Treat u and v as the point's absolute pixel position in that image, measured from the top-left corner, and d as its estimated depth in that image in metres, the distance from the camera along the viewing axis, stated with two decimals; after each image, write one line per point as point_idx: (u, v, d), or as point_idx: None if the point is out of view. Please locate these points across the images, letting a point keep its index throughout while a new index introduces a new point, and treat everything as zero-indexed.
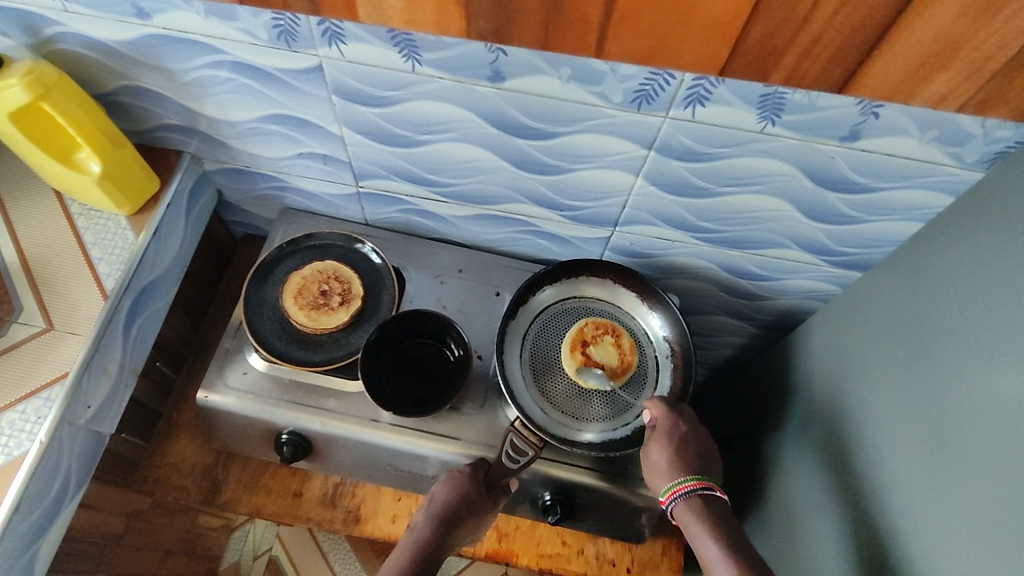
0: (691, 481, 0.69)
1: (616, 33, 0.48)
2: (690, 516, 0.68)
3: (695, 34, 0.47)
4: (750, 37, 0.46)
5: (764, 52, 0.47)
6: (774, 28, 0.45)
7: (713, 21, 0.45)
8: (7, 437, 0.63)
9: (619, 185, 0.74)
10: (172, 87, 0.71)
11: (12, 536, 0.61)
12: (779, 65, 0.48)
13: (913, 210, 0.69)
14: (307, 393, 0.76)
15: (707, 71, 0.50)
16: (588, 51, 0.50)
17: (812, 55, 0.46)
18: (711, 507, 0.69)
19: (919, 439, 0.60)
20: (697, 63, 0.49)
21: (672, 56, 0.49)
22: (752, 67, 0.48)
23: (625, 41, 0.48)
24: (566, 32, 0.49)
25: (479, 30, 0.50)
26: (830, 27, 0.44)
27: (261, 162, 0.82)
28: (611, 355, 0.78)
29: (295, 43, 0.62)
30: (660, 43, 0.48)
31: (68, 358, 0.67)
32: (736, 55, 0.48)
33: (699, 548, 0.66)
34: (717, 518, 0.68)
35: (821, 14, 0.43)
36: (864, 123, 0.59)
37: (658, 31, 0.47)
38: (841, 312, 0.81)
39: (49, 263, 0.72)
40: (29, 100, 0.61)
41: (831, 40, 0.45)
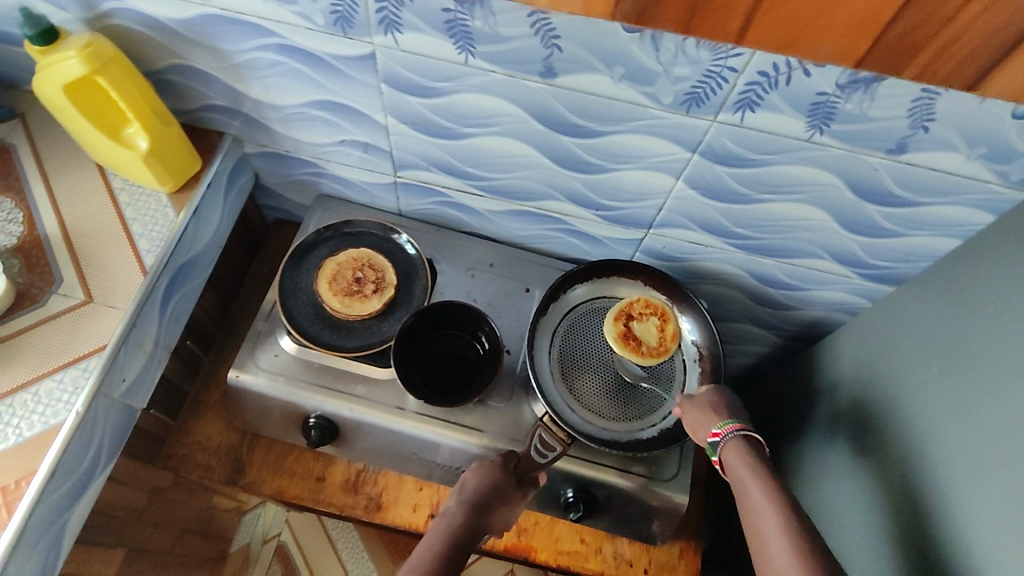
0: (731, 424, 0.70)
1: (757, 21, 0.49)
2: (739, 456, 0.67)
3: (839, 28, 0.47)
4: (889, 36, 0.47)
5: (902, 48, 0.48)
6: (917, 26, 0.46)
7: (857, 15, 0.46)
8: (45, 406, 0.64)
9: (658, 187, 0.74)
10: (222, 68, 0.72)
11: (45, 505, 0.61)
12: (913, 62, 0.49)
13: (952, 226, 0.69)
14: (337, 377, 0.77)
15: (843, 64, 0.51)
16: (727, 38, 0.51)
17: (948, 54, 0.48)
18: (759, 452, 0.68)
19: (954, 455, 0.61)
20: (835, 56, 0.50)
21: (810, 50, 0.50)
22: (887, 64, 0.50)
23: (763, 33, 0.50)
24: (710, 13, 0.49)
25: (624, 11, 0.51)
26: (971, 27, 0.45)
27: (301, 147, 0.83)
28: (652, 335, 0.76)
29: (351, 29, 0.62)
30: (795, 33, 0.49)
31: (107, 329, 0.68)
32: (874, 50, 0.49)
33: (744, 485, 0.65)
34: (764, 463, 0.66)
35: (965, 15, 0.45)
36: (913, 136, 0.59)
37: (798, 23, 0.48)
38: (871, 325, 0.81)
39: (89, 236, 0.73)
40: (84, 73, 0.62)
41: (969, 41, 0.47)
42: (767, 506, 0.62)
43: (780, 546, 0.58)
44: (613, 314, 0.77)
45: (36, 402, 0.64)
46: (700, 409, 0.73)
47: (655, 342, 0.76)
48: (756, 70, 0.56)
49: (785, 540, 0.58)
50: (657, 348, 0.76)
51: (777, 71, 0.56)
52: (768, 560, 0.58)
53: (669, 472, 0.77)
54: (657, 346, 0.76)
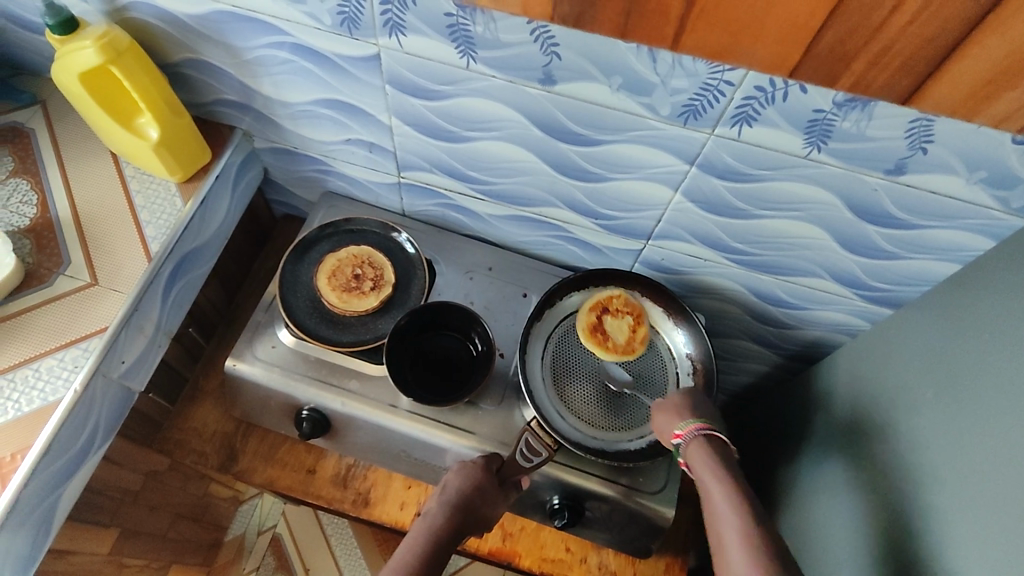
0: (692, 424, 0.69)
1: (691, 26, 0.52)
2: (702, 457, 0.67)
3: (770, 34, 0.50)
4: (822, 42, 0.50)
5: (836, 57, 0.51)
6: (847, 34, 0.48)
7: (788, 23, 0.49)
8: (45, 382, 0.66)
9: (656, 198, 0.74)
10: (235, 64, 0.74)
11: (40, 478, 0.63)
12: (848, 70, 0.51)
13: (953, 250, 0.69)
14: (331, 371, 0.78)
15: (774, 71, 0.54)
16: (663, 42, 0.54)
17: (882, 63, 0.50)
18: (719, 451, 0.68)
19: (944, 482, 0.60)
20: (765, 63, 0.53)
21: (741, 55, 0.53)
22: (822, 73, 0.52)
23: (696, 36, 0.52)
24: (644, 18, 0.52)
25: (563, 12, 0.54)
26: (902, 37, 0.48)
27: (309, 144, 0.84)
28: (620, 332, 0.79)
29: (357, 30, 0.64)
30: (730, 39, 0.52)
31: (108, 312, 0.70)
32: (807, 58, 0.51)
33: (706, 488, 0.65)
34: (725, 464, 0.66)
35: (895, 22, 0.47)
36: (912, 157, 0.59)
37: (729, 29, 0.51)
38: (869, 348, 0.80)
39: (99, 221, 0.75)
40: (99, 62, 0.64)
41: (902, 50, 0.49)
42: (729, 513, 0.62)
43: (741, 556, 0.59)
44: (590, 308, 0.81)
45: (37, 378, 0.66)
46: (665, 412, 0.72)
47: (622, 340, 0.79)
48: (753, 84, 0.56)
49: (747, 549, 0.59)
50: (622, 348, 0.79)
51: (774, 86, 0.56)
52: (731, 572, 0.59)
53: (656, 485, 0.77)
54: (623, 345, 0.79)
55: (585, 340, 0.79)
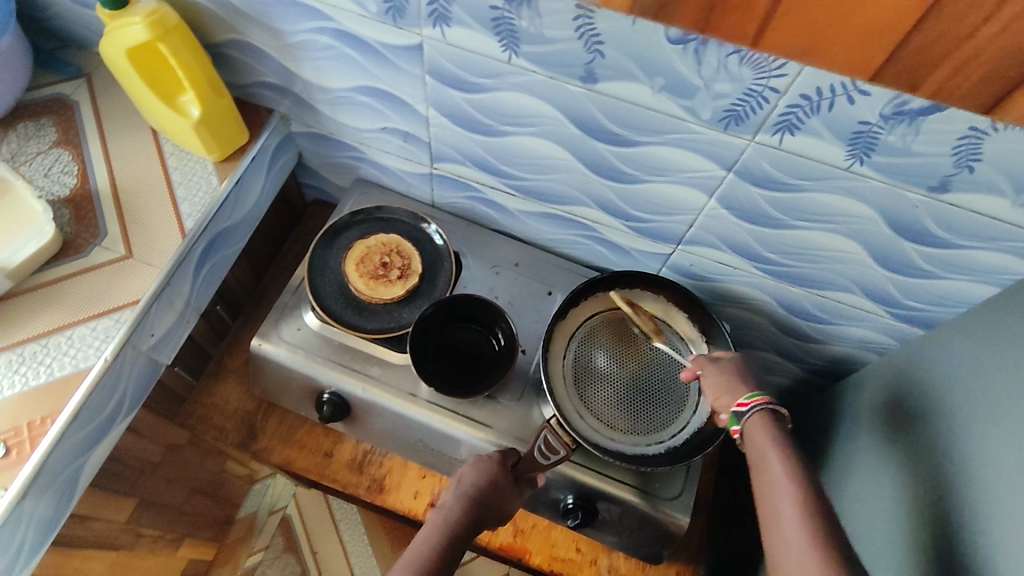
0: (759, 396, 0.64)
1: (775, 24, 0.43)
2: (763, 431, 0.61)
3: (851, 38, 0.43)
4: (909, 46, 0.42)
5: (919, 63, 0.43)
6: (932, 40, 0.41)
7: (875, 23, 0.42)
8: (77, 349, 0.67)
9: (690, 203, 0.74)
10: (277, 47, 0.74)
11: (68, 443, 0.65)
12: (931, 78, 0.44)
13: (991, 273, 0.67)
14: (355, 357, 0.78)
15: (855, 75, 0.46)
16: (743, 41, 0.46)
17: (965, 73, 0.43)
18: (785, 430, 0.62)
19: (968, 511, 0.58)
20: (844, 65, 0.45)
21: (820, 58, 0.45)
22: (903, 78, 0.45)
23: (780, 35, 0.44)
24: (731, 17, 0.44)
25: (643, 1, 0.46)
26: (990, 47, 0.41)
27: (345, 130, 0.85)
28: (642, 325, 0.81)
29: (401, 19, 0.64)
30: (804, 38, 0.44)
31: (142, 285, 0.71)
32: (889, 63, 0.44)
33: (762, 459, 0.59)
34: (789, 441, 0.60)
35: (987, 31, 0.40)
36: (958, 175, 0.58)
37: (813, 29, 0.43)
38: (897, 367, 0.79)
39: (136, 195, 0.76)
40: (147, 38, 0.65)
41: (990, 59, 0.42)
42: (787, 488, 0.56)
43: (794, 530, 0.52)
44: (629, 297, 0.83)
45: (70, 345, 0.67)
46: (720, 375, 0.68)
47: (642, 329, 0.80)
48: (799, 92, 0.56)
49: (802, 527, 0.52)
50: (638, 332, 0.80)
51: (821, 95, 0.55)
52: (779, 545, 0.52)
53: (673, 491, 0.76)
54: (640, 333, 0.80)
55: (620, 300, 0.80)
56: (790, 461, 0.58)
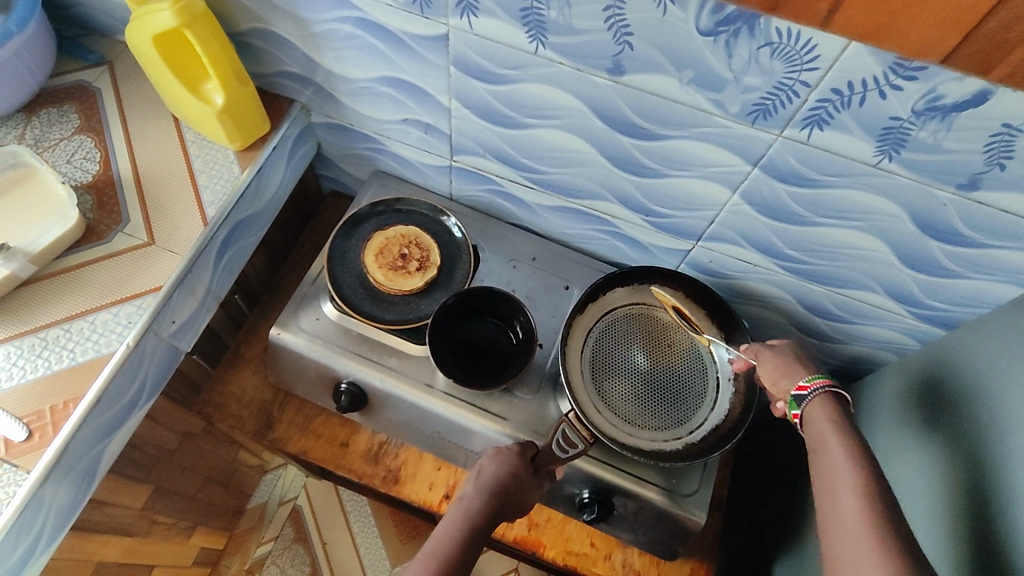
0: (821, 378, 0.64)
1: (846, 5, 0.47)
2: (822, 416, 0.61)
3: (931, 13, 0.46)
4: (988, 26, 0.45)
5: (996, 44, 0.46)
6: (1016, 19, 0.44)
7: (955, 2, 0.44)
8: (99, 334, 0.67)
9: (712, 199, 0.73)
10: (301, 36, 0.74)
11: (90, 427, 0.65)
12: (1006, 60, 0.47)
13: (1017, 273, 0.66)
14: (373, 348, 0.78)
15: (925, 58, 0.49)
16: (811, 21, 0.50)
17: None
18: (847, 415, 0.61)
19: (993, 513, 0.58)
20: (918, 47, 0.48)
21: (892, 36, 0.48)
22: (976, 59, 0.48)
23: (851, 15, 0.48)
24: None
25: None
26: None
27: (365, 121, 0.85)
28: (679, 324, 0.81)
29: (428, 9, 0.64)
30: (889, 13, 0.47)
31: (164, 272, 0.71)
32: (965, 44, 0.47)
33: (820, 436, 0.59)
34: (849, 424, 0.60)
35: None
36: (988, 173, 0.57)
37: (891, 4, 0.46)
38: (918, 367, 0.78)
39: (158, 182, 0.76)
40: (174, 25, 0.65)
41: None
42: (846, 463, 0.55)
43: (853, 507, 0.52)
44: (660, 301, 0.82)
45: (92, 331, 0.67)
46: (776, 359, 0.68)
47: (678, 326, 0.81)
48: (830, 86, 0.55)
49: (858, 501, 0.52)
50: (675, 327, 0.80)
51: (852, 90, 0.55)
52: (835, 524, 0.52)
53: (689, 488, 0.76)
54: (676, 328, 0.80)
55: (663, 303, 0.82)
56: (851, 439, 0.57)
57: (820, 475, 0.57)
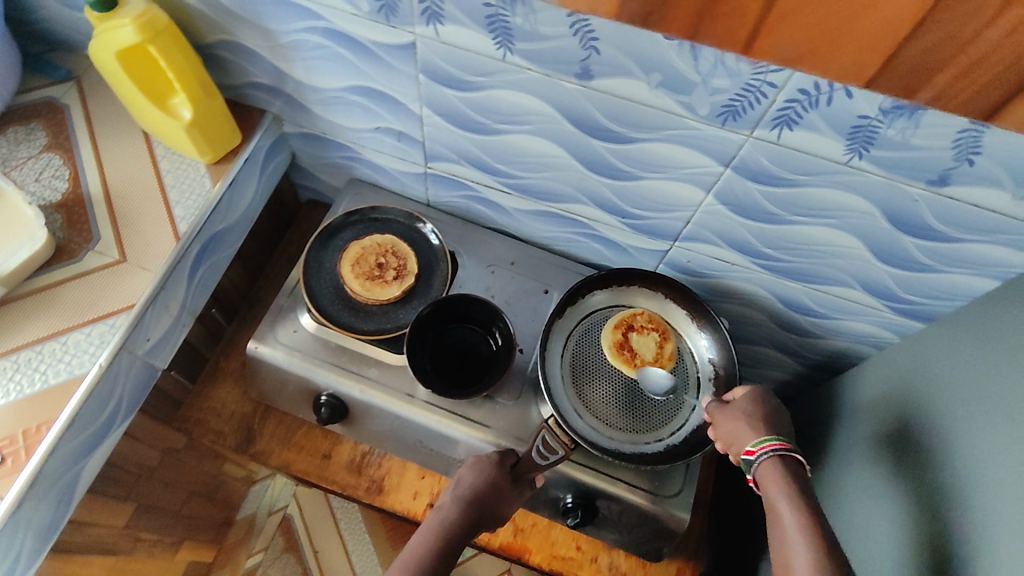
0: (777, 440, 0.66)
1: (759, 28, 0.38)
2: (773, 478, 0.64)
3: (853, 34, 0.37)
4: (917, 43, 0.37)
5: (921, 69, 0.39)
6: (937, 46, 0.37)
7: (877, 27, 0.37)
8: (72, 356, 0.66)
9: (687, 199, 0.73)
10: (269, 47, 0.74)
11: (64, 450, 0.64)
12: (933, 83, 0.40)
13: (991, 266, 0.67)
14: (352, 358, 0.78)
15: (847, 83, 0.41)
16: (733, 47, 0.41)
17: (969, 77, 0.39)
18: (796, 472, 0.65)
19: (967, 507, 0.58)
20: (844, 74, 0.40)
21: (816, 64, 0.40)
22: (898, 84, 0.40)
23: (772, 40, 0.39)
24: (718, 24, 0.39)
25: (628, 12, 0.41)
26: (1000, 49, 0.37)
27: (338, 130, 0.84)
28: (647, 349, 0.79)
29: (394, 18, 0.63)
30: (808, 44, 0.39)
31: (136, 290, 0.70)
32: (886, 70, 0.40)
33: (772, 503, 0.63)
34: (799, 484, 0.63)
35: (992, 34, 0.36)
36: (957, 168, 0.57)
37: (813, 31, 0.37)
38: (896, 361, 0.79)
39: (128, 199, 0.75)
40: (137, 41, 0.64)
41: (997, 63, 0.38)
42: (799, 539, 0.59)
43: None
44: (619, 322, 0.80)
45: (64, 352, 0.66)
46: (737, 418, 0.70)
47: (635, 352, 0.79)
48: (797, 87, 0.55)
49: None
50: (629, 358, 0.78)
51: (817, 90, 0.55)
52: None
53: (672, 489, 0.76)
54: (633, 357, 0.78)
55: (609, 329, 0.80)
56: (803, 510, 0.61)
57: (778, 546, 0.61)
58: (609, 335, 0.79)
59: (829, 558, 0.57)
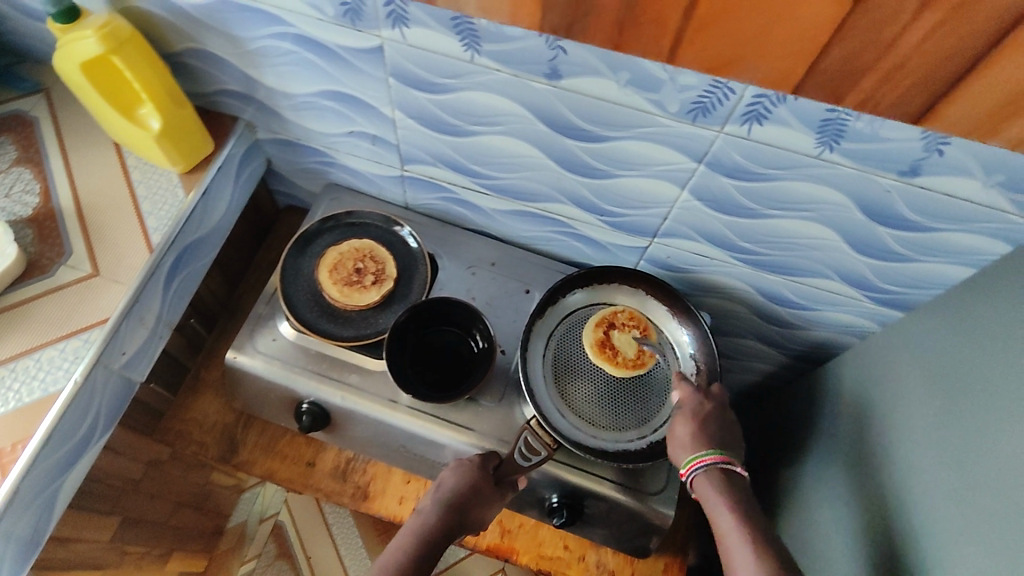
0: (713, 453, 0.68)
1: (689, 43, 0.47)
2: (707, 491, 0.67)
3: (775, 49, 0.46)
4: (831, 59, 0.45)
5: (845, 73, 0.46)
6: (856, 51, 0.44)
7: (794, 36, 0.44)
8: (46, 372, 0.66)
9: (663, 196, 0.73)
10: (236, 54, 0.73)
11: (41, 467, 0.63)
12: (858, 87, 0.47)
13: (965, 254, 0.67)
14: (332, 365, 0.77)
15: (777, 89, 0.49)
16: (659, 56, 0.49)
17: (892, 80, 0.46)
18: (730, 482, 0.67)
19: (944, 495, 0.58)
20: (767, 78, 0.48)
21: (742, 69, 0.48)
22: (827, 89, 0.48)
23: (692, 58, 0.49)
24: (642, 34, 0.47)
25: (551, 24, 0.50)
26: (916, 53, 0.43)
27: (311, 135, 0.84)
28: (629, 348, 0.78)
29: (360, 22, 0.63)
30: (735, 51, 0.47)
31: (110, 303, 0.69)
32: (812, 75, 0.47)
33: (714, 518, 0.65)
34: (733, 494, 0.66)
35: (908, 39, 0.43)
36: (927, 158, 0.57)
37: (739, 38, 0.45)
38: (875, 350, 0.79)
39: (100, 212, 0.75)
40: (100, 52, 0.64)
41: (917, 66, 0.44)
42: (739, 546, 0.62)
43: None
44: (597, 320, 0.80)
45: (38, 369, 0.66)
46: (688, 424, 0.70)
47: (618, 352, 0.78)
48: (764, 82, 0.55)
49: None
50: (613, 357, 0.78)
51: None
52: None
53: (656, 486, 0.76)
54: (615, 356, 0.78)
55: (589, 328, 0.79)
56: (737, 517, 0.63)
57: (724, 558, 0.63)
58: (591, 334, 0.79)
59: (771, 566, 0.59)
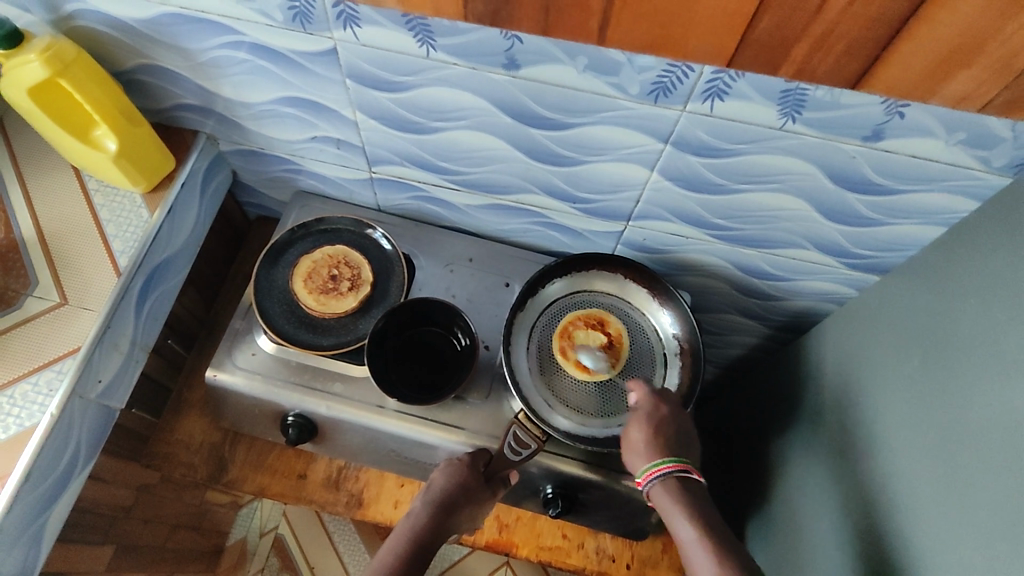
0: (670, 462, 0.66)
1: (617, 18, 0.49)
2: (665, 499, 0.66)
3: (700, 24, 0.47)
4: (761, 28, 0.46)
5: (775, 43, 0.47)
6: (784, 18, 0.45)
7: (720, 11, 0.46)
8: (20, 408, 0.64)
9: (633, 178, 0.73)
10: (189, 67, 0.71)
11: (23, 503, 0.62)
12: (790, 57, 0.48)
13: (936, 213, 0.67)
14: (314, 375, 0.76)
15: (715, 63, 0.50)
16: (588, 37, 0.51)
17: (824, 46, 0.47)
18: (688, 488, 0.66)
19: (926, 456, 0.59)
20: (704, 56, 0.50)
21: (677, 44, 0.49)
22: (763, 60, 0.49)
23: (622, 30, 0.49)
24: (564, 14, 0.50)
25: (477, 11, 0.52)
26: (843, 18, 0.44)
27: (275, 144, 0.82)
28: (587, 338, 0.78)
29: (310, 24, 0.62)
30: (663, 29, 0.48)
31: (82, 331, 0.68)
32: (745, 45, 0.48)
33: (675, 529, 0.64)
34: (692, 498, 0.65)
35: (835, 3, 0.43)
36: (888, 122, 0.57)
37: (656, 20, 0.47)
38: (854, 315, 0.79)
39: (65, 240, 0.73)
40: (46, 76, 0.62)
41: (845, 32, 0.45)
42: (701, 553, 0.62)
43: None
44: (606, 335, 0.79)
45: (12, 405, 0.64)
46: (642, 428, 0.69)
47: (589, 328, 0.79)
48: None
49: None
50: (589, 321, 0.79)
51: None
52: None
53: None
54: (588, 323, 0.79)
55: (611, 321, 0.80)
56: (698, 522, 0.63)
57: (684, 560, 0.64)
58: (612, 323, 0.80)
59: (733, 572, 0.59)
